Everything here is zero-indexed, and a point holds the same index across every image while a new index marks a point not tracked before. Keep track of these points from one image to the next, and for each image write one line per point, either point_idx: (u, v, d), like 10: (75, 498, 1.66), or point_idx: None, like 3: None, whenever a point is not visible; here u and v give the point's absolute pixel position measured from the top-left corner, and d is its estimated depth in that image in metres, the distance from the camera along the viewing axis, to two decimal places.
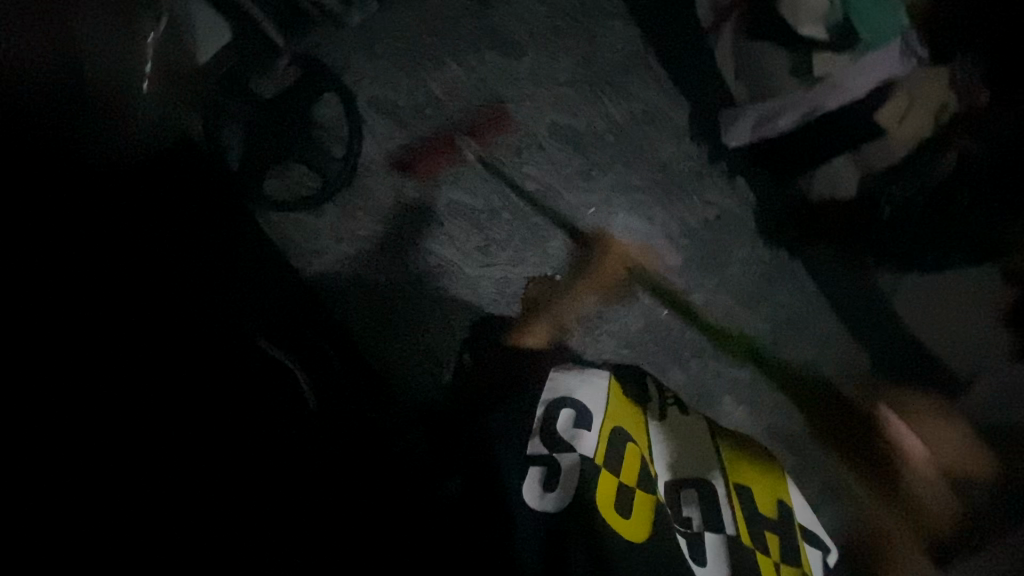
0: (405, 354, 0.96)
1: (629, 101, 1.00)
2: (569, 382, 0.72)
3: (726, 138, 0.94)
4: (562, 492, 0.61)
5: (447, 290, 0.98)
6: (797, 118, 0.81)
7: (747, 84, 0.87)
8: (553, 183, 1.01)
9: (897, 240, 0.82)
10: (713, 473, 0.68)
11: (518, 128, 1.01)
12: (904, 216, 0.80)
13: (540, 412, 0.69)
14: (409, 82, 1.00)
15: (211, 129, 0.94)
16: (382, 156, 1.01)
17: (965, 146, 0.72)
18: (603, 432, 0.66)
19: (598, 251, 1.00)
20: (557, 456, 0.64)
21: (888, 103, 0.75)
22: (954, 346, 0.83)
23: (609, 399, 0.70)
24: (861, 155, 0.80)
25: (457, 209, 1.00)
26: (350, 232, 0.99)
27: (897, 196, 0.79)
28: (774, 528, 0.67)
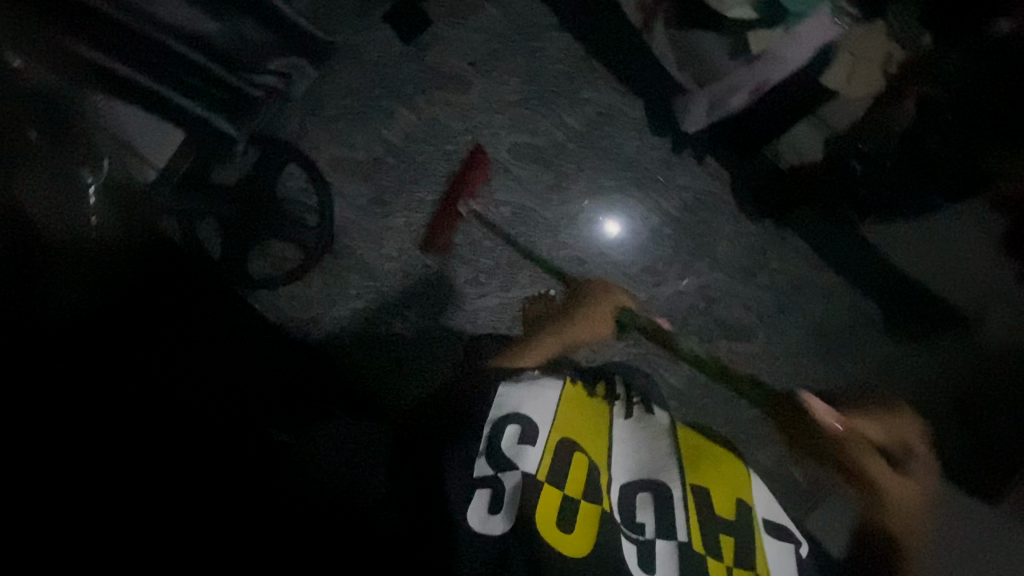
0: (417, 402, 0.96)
1: (583, 106, 1.00)
2: (516, 395, 0.66)
3: (686, 125, 0.91)
4: (503, 515, 0.54)
5: (448, 329, 0.99)
6: (745, 97, 0.84)
7: (692, 70, 0.84)
8: (527, 203, 1.01)
9: (880, 187, 0.92)
10: (667, 476, 0.67)
11: (481, 156, 1.01)
12: (875, 167, 0.91)
13: (486, 433, 0.61)
14: (365, 137, 1.01)
15: (186, 228, 0.97)
16: (355, 215, 1.01)
17: (926, 91, 0.85)
18: (548, 445, 0.62)
19: (591, 259, 1.00)
20: (500, 477, 0.57)
21: (833, 66, 0.84)
22: (956, 281, 0.93)
23: (558, 411, 0.67)
24: (821, 116, 0.91)
25: (439, 249, 1.01)
26: (340, 293, 1.00)
27: (864, 152, 0.91)
28: (730, 532, 0.63)
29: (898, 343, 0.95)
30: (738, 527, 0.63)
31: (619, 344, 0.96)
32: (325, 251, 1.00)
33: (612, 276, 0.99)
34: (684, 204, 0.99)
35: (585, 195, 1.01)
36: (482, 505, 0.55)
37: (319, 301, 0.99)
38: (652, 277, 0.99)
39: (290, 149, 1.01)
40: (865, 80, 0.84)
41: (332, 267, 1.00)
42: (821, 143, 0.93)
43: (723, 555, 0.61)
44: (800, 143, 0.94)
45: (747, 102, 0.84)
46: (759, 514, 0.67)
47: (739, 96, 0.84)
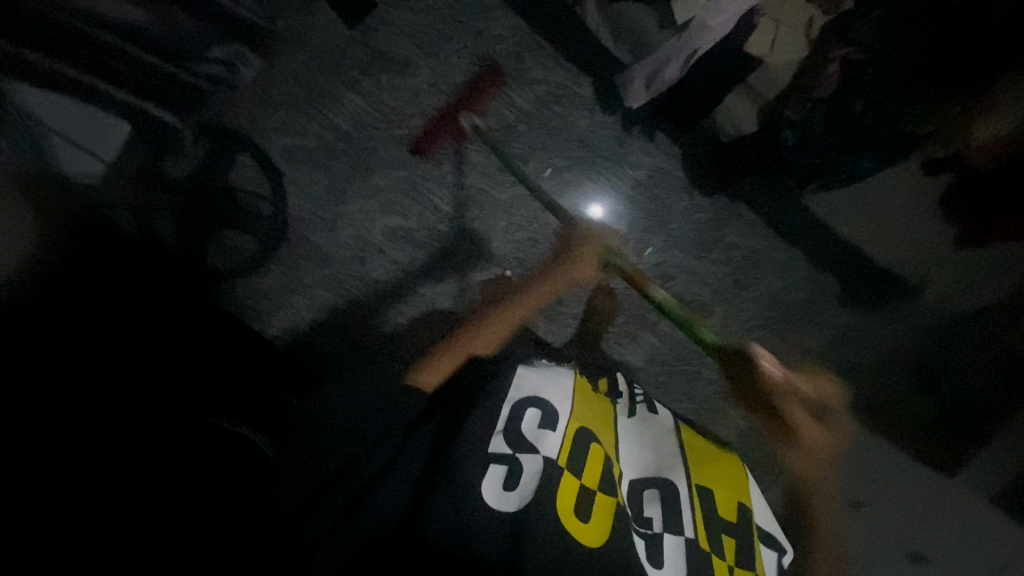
0: None
1: (532, 86, 0.99)
2: (536, 378, 0.61)
3: (629, 102, 0.87)
4: (524, 492, 0.49)
5: (404, 317, 0.98)
6: (681, 66, 0.78)
7: (626, 46, 0.92)
8: (480, 185, 1.01)
9: (816, 158, 0.85)
10: (674, 473, 0.62)
11: (430, 139, 1.01)
12: (807, 137, 0.84)
13: (506, 411, 0.55)
14: (314, 125, 1.01)
15: (141, 220, 0.98)
16: (309, 203, 1.01)
17: (846, 55, 0.74)
18: (568, 432, 0.57)
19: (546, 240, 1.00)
20: (519, 457, 0.51)
21: (754, 35, 0.80)
22: (894, 249, 0.92)
23: (575, 400, 0.62)
24: (750, 86, 0.86)
25: (393, 234, 1.01)
26: (297, 282, 1.00)
27: (794, 119, 0.84)
28: (732, 532, 0.60)
29: (855, 313, 0.94)
30: (740, 531, 0.60)
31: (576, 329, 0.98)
32: (280, 240, 1.01)
33: None
34: (639, 182, 0.99)
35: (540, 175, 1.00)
36: (498, 484, 0.49)
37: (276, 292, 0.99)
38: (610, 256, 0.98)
39: (242, 140, 1.01)
40: (793, 39, 0.78)
41: (288, 256, 1.00)
42: (755, 113, 0.89)
43: (725, 554, 0.57)
44: (735, 113, 0.92)
45: (683, 70, 0.78)
46: (757, 523, 0.63)
47: (675, 64, 0.78)
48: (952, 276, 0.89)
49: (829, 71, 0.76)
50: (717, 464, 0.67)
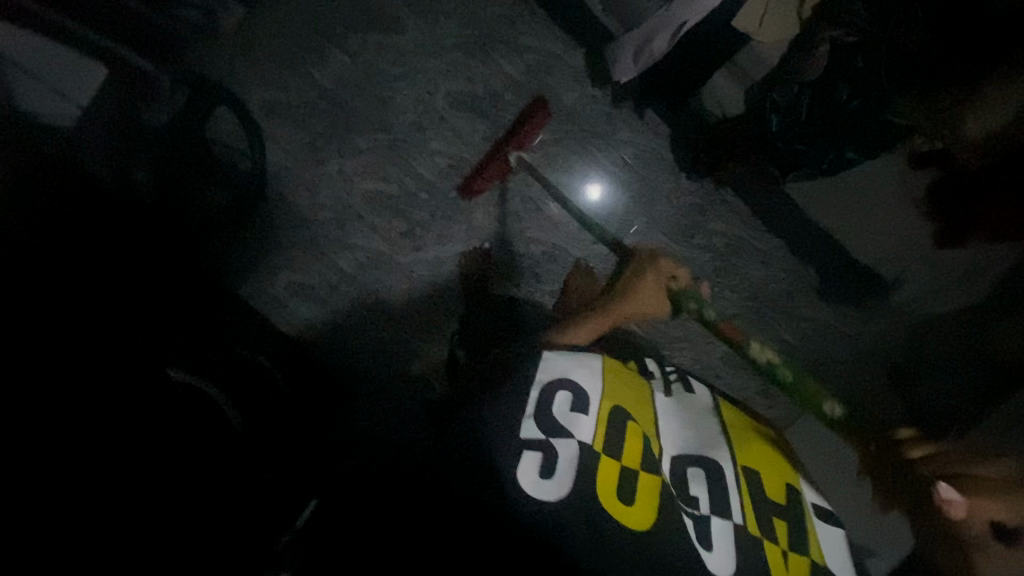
0: (355, 352, 0.95)
1: (521, 53, 0.97)
2: (563, 359, 0.60)
3: (618, 78, 0.84)
4: (564, 480, 0.50)
5: (381, 284, 0.97)
6: (669, 39, 0.76)
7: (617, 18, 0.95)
8: (463, 154, 0.98)
9: (801, 146, 0.82)
10: (721, 454, 0.62)
11: (415, 102, 0.98)
12: (791, 119, 0.81)
13: (534, 394, 0.55)
14: (295, 80, 0.98)
15: (112, 165, 0.93)
16: (287, 161, 0.99)
17: (836, 36, 0.73)
18: (601, 415, 0.56)
19: (527, 213, 0.97)
20: (553, 442, 0.52)
21: (746, 7, 0.79)
22: (877, 248, 0.88)
23: (605, 378, 0.61)
24: (735, 65, 0.90)
25: (373, 198, 0.99)
26: (272, 243, 0.97)
27: (779, 101, 0.81)
28: (783, 514, 0.60)
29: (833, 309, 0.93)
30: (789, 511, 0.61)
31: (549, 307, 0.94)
32: (256, 197, 0.98)
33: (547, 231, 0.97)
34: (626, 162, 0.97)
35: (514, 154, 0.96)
36: (535, 471, 0.50)
37: (250, 250, 0.97)
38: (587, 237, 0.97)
39: (220, 91, 0.98)
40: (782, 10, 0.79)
41: (265, 214, 0.98)
42: (741, 92, 0.92)
43: (777, 539, 0.57)
44: (724, 91, 0.94)
45: (669, 46, 0.77)
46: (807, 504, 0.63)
47: (663, 39, 0.77)
48: (928, 278, 0.86)
49: (817, 51, 0.75)
50: (760, 443, 0.67)
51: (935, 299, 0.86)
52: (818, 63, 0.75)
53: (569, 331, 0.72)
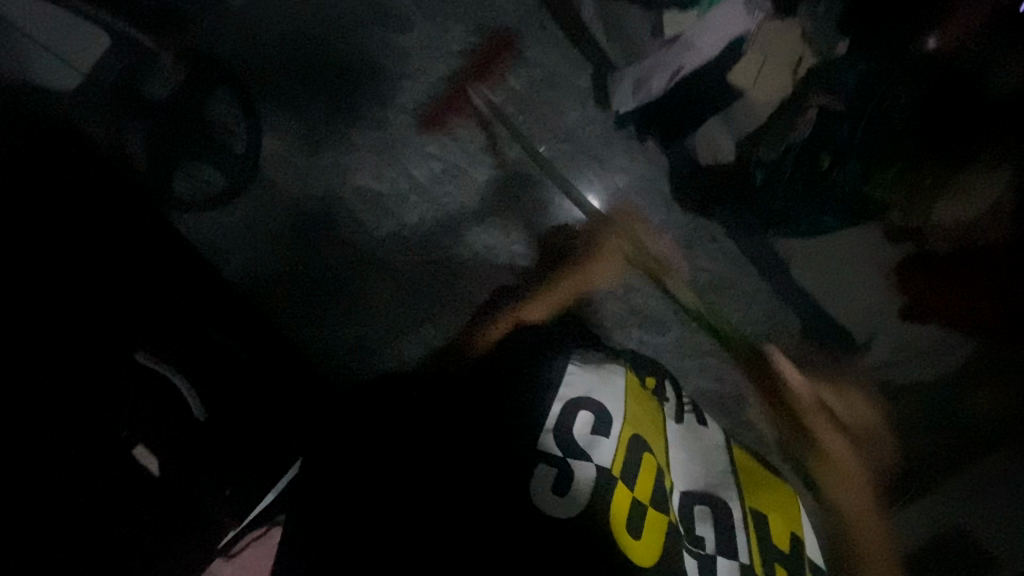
0: (335, 343, 0.94)
1: (527, 66, 0.97)
2: (587, 379, 0.70)
3: (613, 104, 0.96)
4: (574, 498, 0.61)
5: (366, 281, 0.96)
6: (668, 79, 0.92)
7: (621, 50, 0.95)
8: (458, 161, 0.98)
9: (780, 202, 0.91)
10: (730, 497, 0.69)
11: (414, 103, 0.98)
12: (775, 180, 0.90)
13: (557, 409, 0.65)
14: (300, 67, 0.99)
15: (112, 133, 0.94)
16: (284, 147, 0.99)
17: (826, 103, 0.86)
18: (621, 440, 0.66)
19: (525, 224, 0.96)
20: (570, 461, 0.62)
21: (740, 64, 0.91)
22: (851, 304, 0.90)
23: (627, 403, 0.70)
24: (729, 116, 0.92)
25: (364, 195, 0.98)
26: (261, 227, 0.97)
27: (764, 160, 0.91)
28: (783, 560, 0.68)
29: (812, 359, 0.91)
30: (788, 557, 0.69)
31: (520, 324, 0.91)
32: (250, 179, 0.98)
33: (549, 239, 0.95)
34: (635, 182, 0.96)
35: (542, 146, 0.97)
36: (550, 483, 0.61)
37: (239, 235, 0.96)
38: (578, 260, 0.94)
39: (223, 69, 0.98)
40: (777, 73, 0.90)
41: (255, 198, 0.98)
42: (733, 143, 0.93)
43: None
44: (716, 143, 0.93)
45: (667, 85, 0.92)
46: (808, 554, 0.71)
47: (662, 79, 0.92)
48: (890, 346, 0.89)
49: (805, 116, 0.88)
50: (767, 486, 0.74)
51: (912, 358, 0.88)
52: (807, 124, 0.87)
53: (593, 368, 0.71)
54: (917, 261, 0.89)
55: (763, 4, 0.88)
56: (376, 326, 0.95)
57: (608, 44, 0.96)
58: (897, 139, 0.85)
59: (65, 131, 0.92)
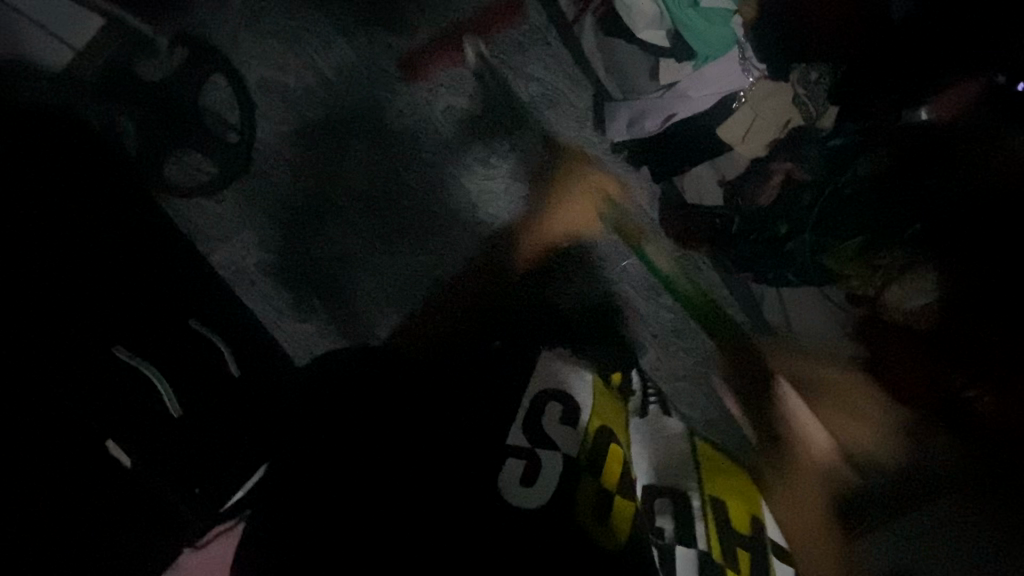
0: (312, 340, 0.95)
1: (527, 81, 0.96)
2: (560, 374, 0.79)
3: (608, 133, 0.95)
4: (541, 488, 0.67)
5: (351, 282, 0.97)
6: (660, 124, 0.89)
7: (617, 81, 0.93)
8: (451, 169, 0.97)
9: (759, 255, 0.90)
10: (690, 486, 0.71)
11: (411, 108, 0.97)
12: (749, 228, 0.89)
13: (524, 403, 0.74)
14: (297, 62, 0.97)
15: (104, 114, 0.94)
16: (276, 140, 0.98)
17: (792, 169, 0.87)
18: (588, 429, 0.73)
19: (518, 237, 0.96)
20: (537, 452, 0.69)
21: (732, 118, 0.88)
22: (814, 358, 0.92)
23: (596, 397, 0.78)
24: (720, 162, 0.91)
25: (355, 195, 0.98)
26: (249, 219, 0.97)
27: (745, 208, 0.89)
28: (746, 545, 0.68)
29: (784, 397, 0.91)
30: (753, 540, 0.68)
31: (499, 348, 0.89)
32: (239, 169, 0.98)
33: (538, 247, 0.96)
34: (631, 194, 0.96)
35: (471, 44, 0.97)
36: (520, 475, 0.67)
37: (225, 225, 0.96)
38: (563, 271, 0.95)
39: (219, 58, 0.97)
40: (766, 134, 0.88)
41: (246, 190, 0.97)
42: (719, 188, 0.91)
43: (738, 565, 0.66)
44: (702, 185, 0.93)
45: (659, 127, 0.90)
46: (771, 537, 0.69)
47: (655, 121, 0.89)
48: None
49: (773, 180, 0.88)
50: (729, 475, 0.75)
51: (871, 402, 0.86)
52: (774, 188, 0.88)
53: (564, 365, 0.82)
54: (877, 325, 0.88)
55: (760, 65, 0.85)
56: (359, 328, 0.96)
57: (606, 78, 0.94)
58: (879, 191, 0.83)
59: (60, 111, 0.93)
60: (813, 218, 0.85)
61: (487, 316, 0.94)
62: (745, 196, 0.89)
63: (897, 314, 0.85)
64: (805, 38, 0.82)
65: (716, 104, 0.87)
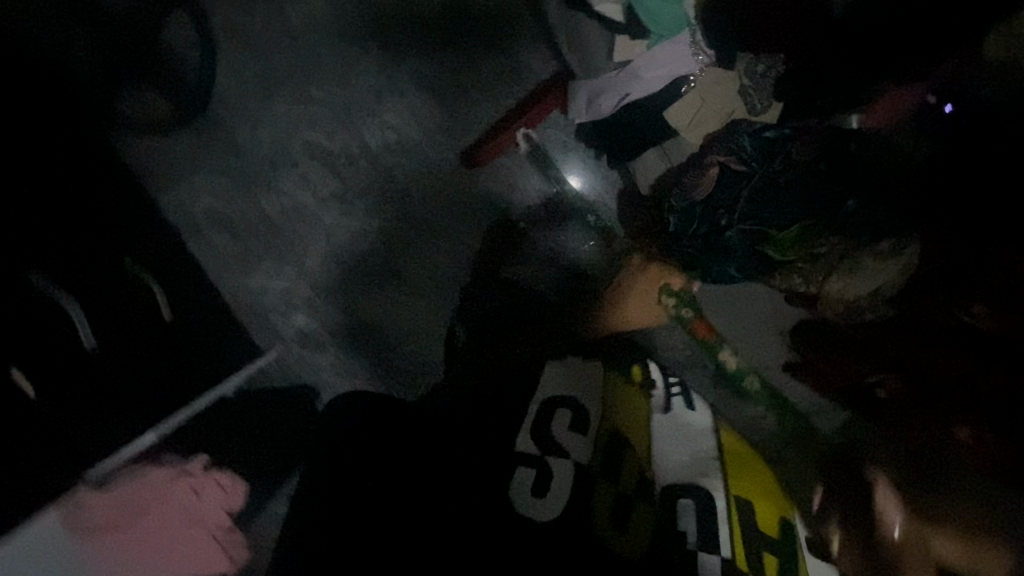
0: (261, 291, 0.95)
1: (498, 54, 0.94)
2: (568, 380, 0.79)
3: (569, 114, 0.91)
4: (553, 495, 0.65)
5: (303, 239, 0.96)
6: (613, 103, 0.85)
7: (579, 59, 0.91)
8: (413, 134, 0.95)
9: (701, 250, 0.81)
10: (712, 481, 0.66)
11: (378, 70, 0.95)
12: (682, 227, 0.81)
13: (534, 411, 0.74)
14: (265, 8, 0.95)
15: (56, 40, 0.91)
16: (236, 85, 0.95)
17: (727, 159, 0.78)
18: (601, 433, 0.72)
19: (478, 212, 0.95)
20: (546, 461, 0.68)
21: (679, 102, 0.83)
22: (751, 337, 0.85)
23: (609, 388, 0.79)
24: (666, 147, 0.87)
25: (313, 151, 0.96)
26: (202, 164, 0.95)
27: (676, 205, 0.82)
28: (773, 550, 0.62)
29: (727, 404, 0.84)
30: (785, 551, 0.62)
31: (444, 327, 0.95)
32: (194, 113, 0.95)
33: (506, 219, 0.94)
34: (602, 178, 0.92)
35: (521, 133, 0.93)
36: (532, 483, 0.66)
37: (177, 167, 0.94)
38: (558, 244, 0.93)
39: None
40: (711, 123, 0.82)
41: (200, 131, 0.95)
42: (661, 174, 0.88)
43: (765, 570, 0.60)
44: (652, 173, 0.89)
45: (614, 108, 0.85)
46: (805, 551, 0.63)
47: (610, 103, 0.85)
48: (829, 422, 0.80)
49: (709, 172, 0.80)
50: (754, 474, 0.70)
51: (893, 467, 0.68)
52: (708, 183, 0.79)
53: (574, 370, 0.80)
54: (813, 333, 0.82)
55: (709, 49, 0.80)
56: (314, 283, 0.96)
57: (572, 58, 0.92)
58: (824, 177, 0.75)
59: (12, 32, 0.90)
60: (741, 210, 0.78)
61: (440, 285, 0.95)
62: (682, 188, 0.82)
63: (840, 306, 0.77)
64: (753, 13, 0.78)
65: (664, 87, 0.82)
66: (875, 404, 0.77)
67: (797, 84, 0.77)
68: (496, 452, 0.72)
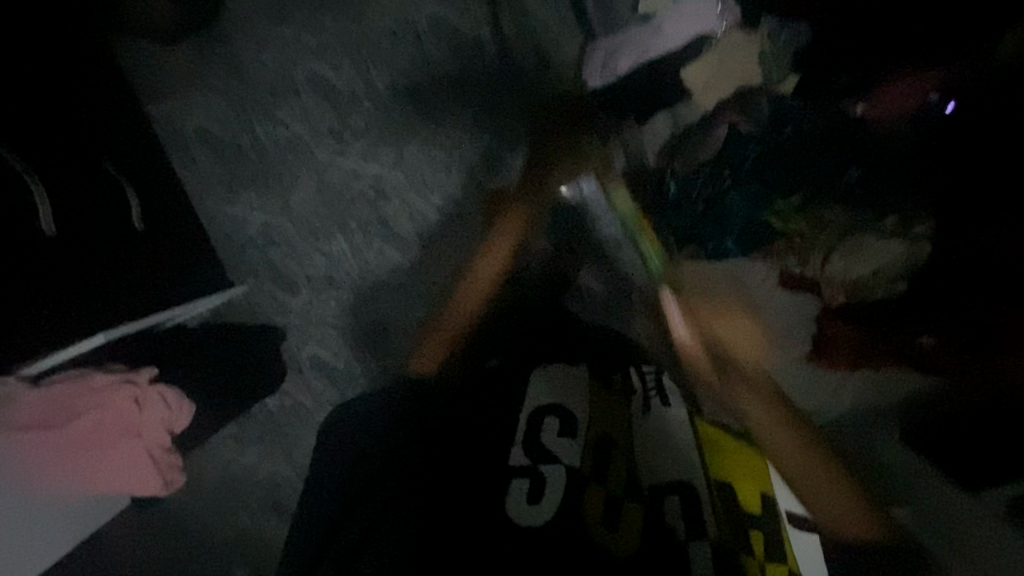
0: (241, 222, 0.92)
1: (522, 17, 0.93)
2: (549, 394, 0.66)
3: (584, 76, 0.89)
4: (547, 504, 0.56)
5: (292, 169, 0.93)
6: (632, 63, 0.85)
7: (602, 16, 0.90)
8: (422, 81, 0.93)
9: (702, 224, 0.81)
10: (695, 476, 0.61)
11: (395, 10, 0.93)
12: (685, 193, 0.82)
13: (523, 420, 0.64)
14: None
15: None
16: (248, 5, 0.93)
17: (737, 121, 0.80)
18: (587, 440, 0.62)
19: (476, 176, 0.93)
20: (541, 469, 0.59)
21: (696, 65, 0.83)
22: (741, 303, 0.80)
23: (591, 406, 0.66)
24: (677, 112, 0.86)
25: (317, 83, 0.93)
26: (200, 80, 0.92)
27: (679, 172, 0.82)
28: (760, 526, 0.60)
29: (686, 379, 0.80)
30: (770, 523, 0.61)
31: (419, 282, 0.92)
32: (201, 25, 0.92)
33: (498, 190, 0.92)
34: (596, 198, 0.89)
35: (532, 79, 0.92)
36: (525, 493, 0.58)
37: (175, 80, 0.91)
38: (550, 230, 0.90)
39: None
40: (725, 89, 0.82)
41: (203, 47, 0.92)
42: (668, 137, 0.86)
43: (755, 552, 0.58)
44: (658, 136, 0.87)
45: (631, 69, 0.85)
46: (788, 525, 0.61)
47: (627, 62, 0.85)
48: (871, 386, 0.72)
49: (716, 133, 0.81)
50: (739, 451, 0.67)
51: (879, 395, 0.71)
52: (716, 143, 0.81)
53: (559, 377, 0.69)
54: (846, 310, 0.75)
55: (734, 8, 0.81)
56: (300, 216, 0.93)
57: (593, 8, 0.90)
58: (828, 137, 0.76)
59: None
60: (747, 171, 0.78)
61: (428, 237, 0.93)
62: (691, 146, 0.82)
63: (842, 292, 0.74)
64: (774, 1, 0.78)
65: (685, 44, 0.82)
66: (920, 361, 0.71)
67: (814, 60, 0.77)
68: (486, 467, 0.61)
